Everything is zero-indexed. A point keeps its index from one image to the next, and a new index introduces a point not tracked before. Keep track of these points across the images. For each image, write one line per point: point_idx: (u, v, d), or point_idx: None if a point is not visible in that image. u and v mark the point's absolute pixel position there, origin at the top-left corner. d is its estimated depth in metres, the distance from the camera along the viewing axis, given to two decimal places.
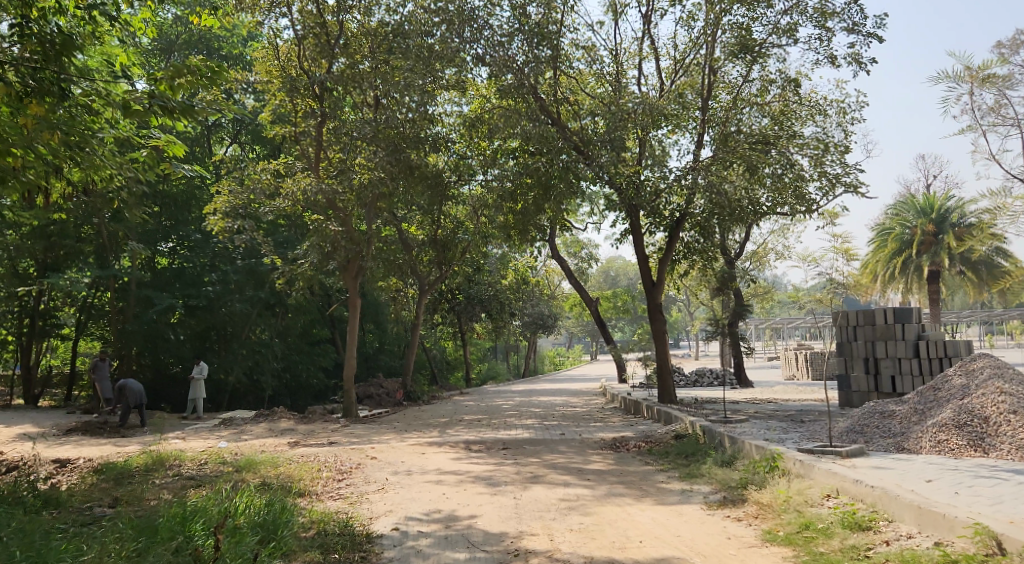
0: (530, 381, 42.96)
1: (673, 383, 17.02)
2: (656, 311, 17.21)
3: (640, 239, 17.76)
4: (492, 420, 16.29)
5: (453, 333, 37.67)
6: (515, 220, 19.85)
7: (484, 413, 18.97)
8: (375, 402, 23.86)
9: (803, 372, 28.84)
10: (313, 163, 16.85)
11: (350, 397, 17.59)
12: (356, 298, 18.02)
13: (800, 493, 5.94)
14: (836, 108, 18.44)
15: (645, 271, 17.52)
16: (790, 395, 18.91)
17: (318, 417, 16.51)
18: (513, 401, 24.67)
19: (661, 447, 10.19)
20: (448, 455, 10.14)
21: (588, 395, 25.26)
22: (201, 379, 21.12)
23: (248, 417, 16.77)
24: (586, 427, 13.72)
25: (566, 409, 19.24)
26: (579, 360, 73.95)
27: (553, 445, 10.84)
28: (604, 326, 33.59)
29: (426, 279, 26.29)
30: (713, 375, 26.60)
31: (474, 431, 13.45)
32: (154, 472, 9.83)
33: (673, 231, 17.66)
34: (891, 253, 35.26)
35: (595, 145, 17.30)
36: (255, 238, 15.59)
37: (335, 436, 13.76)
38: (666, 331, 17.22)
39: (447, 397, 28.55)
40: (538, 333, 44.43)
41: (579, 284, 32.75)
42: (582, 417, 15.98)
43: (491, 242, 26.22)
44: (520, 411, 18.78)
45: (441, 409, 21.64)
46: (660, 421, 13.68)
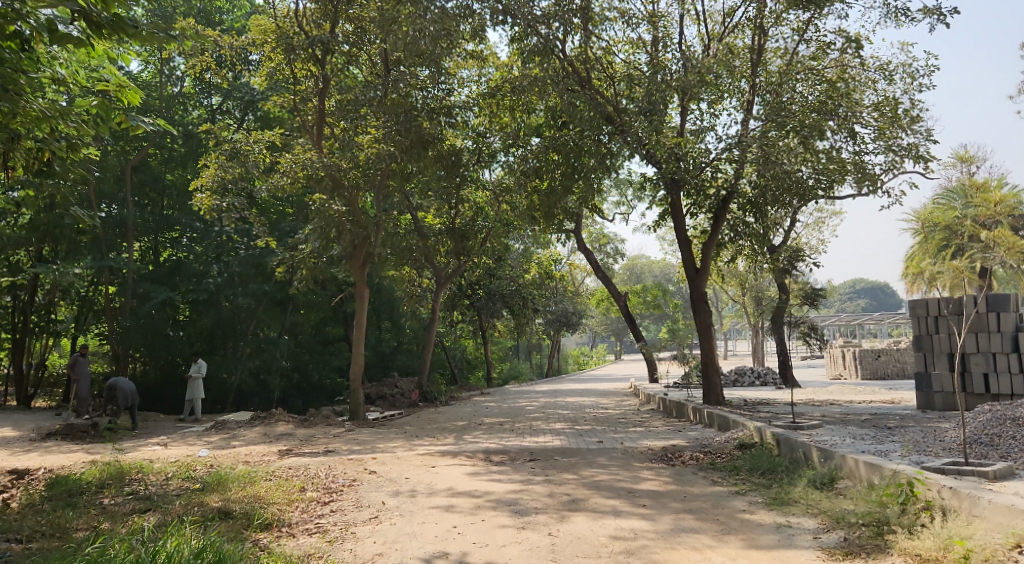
0: (554, 382, 41.02)
1: (720, 382, 15.08)
2: (700, 302, 15.27)
3: (681, 222, 15.79)
4: (515, 424, 14.42)
5: (474, 331, 35.83)
6: (539, 203, 17.97)
7: (507, 416, 17.12)
8: (388, 403, 22.14)
9: (850, 372, 26.60)
10: (315, 138, 15.08)
11: (358, 398, 15.81)
12: (364, 288, 16.25)
13: (981, 542, 3.98)
14: (902, 72, 16.23)
15: (687, 258, 15.56)
16: (851, 396, 16.80)
17: (322, 421, 14.76)
18: (538, 403, 22.73)
19: (726, 460, 8.26)
20: (464, 469, 8.29)
21: (618, 396, 23.30)
22: (199, 378, 19.43)
23: (243, 420, 15.04)
24: (625, 432, 11.82)
25: (598, 411, 17.37)
26: (604, 360, 71.77)
27: (592, 457, 8.95)
28: (633, 323, 31.51)
29: (443, 271, 24.52)
30: (753, 374, 24.54)
31: (495, 438, 11.60)
32: (107, 489, 8.12)
33: (719, 213, 15.62)
34: (938, 245, 33.00)
35: (630, 115, 15.34)
36: (248, 219, 13.85)
37: (335, 443, 11.98)
38: (712, 325, 15.25)
39: (466, 397, 26.69)
40: (562, 332, 42.55)
41: (607, 277, 30.84)
42: (617, 421, 14.08)
43: (513, 231, 24.35)
44: (546, 413, 16.91)
45: (460, 411, 19.77)
46: (712, 427, 11.74)
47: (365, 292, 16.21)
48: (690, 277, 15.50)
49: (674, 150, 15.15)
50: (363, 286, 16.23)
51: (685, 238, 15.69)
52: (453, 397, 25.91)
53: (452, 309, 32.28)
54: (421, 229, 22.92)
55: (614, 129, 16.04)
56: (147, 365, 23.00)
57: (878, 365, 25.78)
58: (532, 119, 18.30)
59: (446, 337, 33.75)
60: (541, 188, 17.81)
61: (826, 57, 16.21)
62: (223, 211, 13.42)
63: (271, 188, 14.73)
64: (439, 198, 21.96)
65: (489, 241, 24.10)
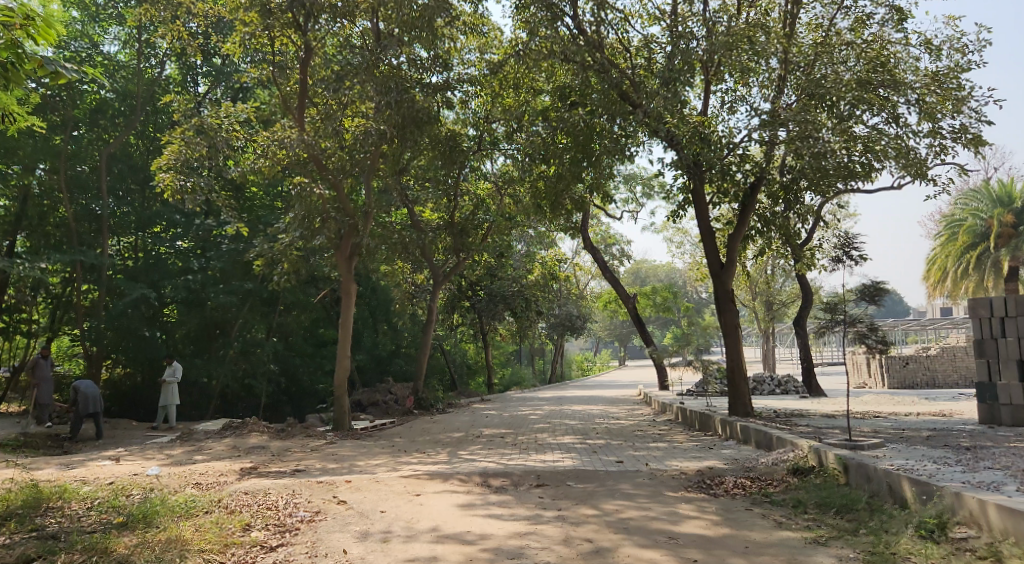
0: (558, 388, 39.35)
1: (749, 392, 13.43)
2: (727, 302, 13.64)
3: (704, 214, 14.20)
4: (519, 436, 12.79)
5: (475, 334, 34.24)
6: (546, 192, 16.37)
7: (509, 426, 15.48)
8: (381, 411, 20.53)
9: (876, 381, 24.90)
10: (297, 113, 13.39)
11: (343, 406, 14.18)
12: (351, 285, 14.62)
13: None
14: (950, 45, 14.54)
15: (711, 253, 13.95)
16: (892, 407, 15.12)
17: (301, 432, 13.12)
18: (543, 411, 21.10)
19: (782, 491, 6.62)
20: (457, 499, 6.66)
21: (629, 404, 21.67)
22: (173, 383, 17.85)
23: (214, 429, 13.40)
24: (647, 449, 10.16)
25: (610, 421, 15.72)
26: (608, 366, 70.09)
27: (615, 483, 7.32)
28: (642, 326, 29.90)
29: (441, 269, 22.98)
30: (774, 382, 22.88)
31: (496, 455, 9.96)
32: (10, 522, 6.48)
33: (747, 205, 13.96)
34: (963, 247, 31.25)
35: (649, 91, 13.76)
36: (217, 202, 12.21)
37: (310, 459, 10.34)
38: (739, 327, 13.64)
39: (465, 405, 25.02)
40: (566, 336, 40.93)
41: (616, 278, 29.32)
42: (635, 435, 12.43)
43: (517, 227, 22.76)
44: (553, 424, 15.26)
45: (457, 420, 18.13)
46: (747, 444, 10.12)
47: (353, 289, 14.60)
48: (715, 276, 13.88)
49: (697, 129, 13.52)
50: (352, 283, 14.59)
51: (709, 231, 14.07)
52: (451, 404, 24.31)
53: (452, 311, 30.73)
54: (418, 223, 21.34)
55: (631, 109, 14.48)
56: (123, 368, 21.36)
57: (906, 372, 24.12)
58: (538, 101, 16.74)
59: (446, 340, 32.16)
60: (549, 176, 16.24)
61: (864, 30, 14.66)
62: (187, 193, 11.84)
63: (246, 171, 13.15)
64: (437, 190, 20.42)
65: (491, 237, 22.55)
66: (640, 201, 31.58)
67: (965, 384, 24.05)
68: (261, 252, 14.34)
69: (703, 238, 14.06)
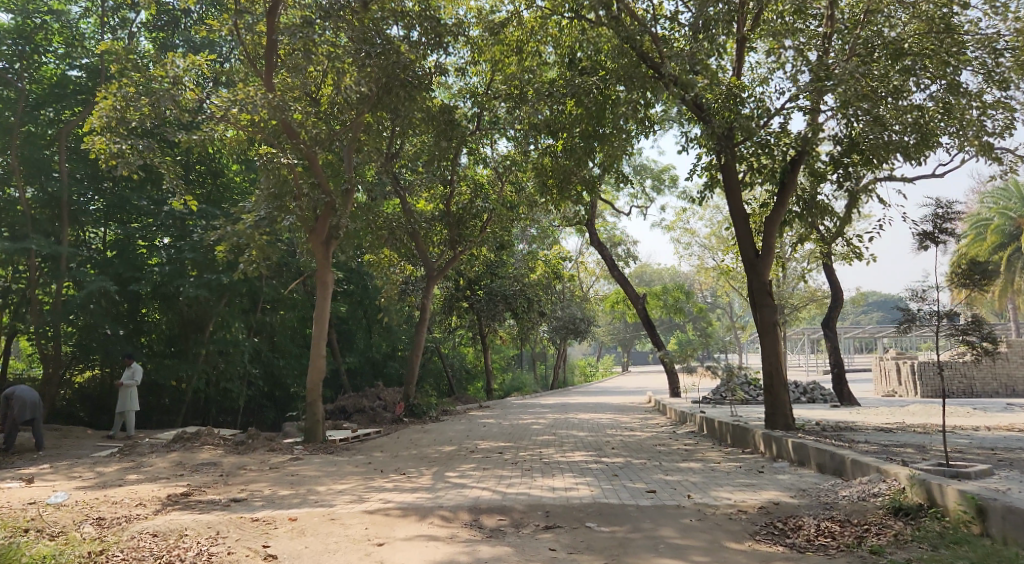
0: (560, 394, 37.37)
1: (790, 401, 11.47)
2: (764, 296, 11.68)
3: (738, 194, 12.25)
4: (520, 451, 10.83)
5: (474, 337, 32.30)
6: (551, 172, 14.42)
7: (509, 438, 13.50)
8: (367, 420, 18.54)
9: (908, 390, 22.91)
10: (263, 72, 11.42)
11: (316, 414, 12.22)
12: (327, 272, 12.60)
13: None
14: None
15: (744, 240, 12.00)
16: (949, 419, 13.19)
17: (264, 445, 11.13)
18: (546, 419, 19.15)
19: (896, 546, 4.65)
20: (434, 554, 4.70)
21: (641, 413, 19.70)
22: (132, 387, 15.92)
23: (163, 441, 11.44)
24: (681, 472, 8.18)
25: (625, 434, 13.75)
26: (610, 371, 68.05)
27: (651, 527, 5.35)
28: (652, 328, 27.96)
29: (435, 264, 21.10)
30: (798, 390, 20.97)
31: (491, 478, 7.99)
32: None
33: (788, 184, 11.90)
34: (992, 248, 29.22)
35: (673, 52, 11.89)
36: (165, 172, 10.26)
37: (262, 481, 8.38)
38: (777, 325, 11.71)
39: (461, 412, 23.01)
40: (569, 340, 38.99)
41: (624, 277, 27.45)
42: (659, 452, 10.43)
43: (520, 217, 20.82)
44: (560, 436, 13.28)
45: (451, 430, 16.16)
46: (803, 466, 8.13)
47: (330, 277, 12.62)
48: (749, 266, 11.94)
49: (731, 91, 11.54)
50: (329, 270, 12.60)
51: (742, 214, 12.13)
52: (446, 412, 22.29)
53: (449, 311, 28.73)
54: (411, 212, 19.45)
55: (654, 74, 12.51)
56: (86, 370, 19.41)
57: (941, 380, 22.04)
58: (545, 68, 14.79)
59: (443, 343, 30.24)
60: (556, 152, 14.31)
61: None
62: (122, 158, 9.83)
63: (204, 139, 11.17)
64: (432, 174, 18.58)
65: (491, 229, 20.62)
66: (648, 195, 29.78)
67: (1005, 393, 22.08)
68: (222, 235, 12.33)
69: (734, 221, 12.15)
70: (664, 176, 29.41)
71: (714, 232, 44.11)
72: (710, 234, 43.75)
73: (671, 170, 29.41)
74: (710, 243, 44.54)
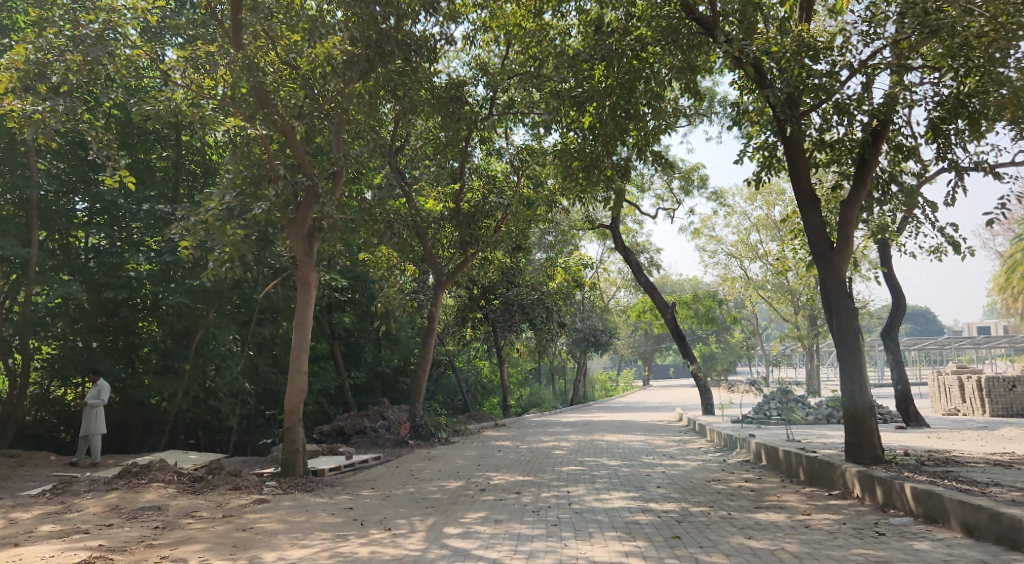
0: (580, 411, 35.08)
1: (877, 427, 9.22)
2: (843, 296, 9.47)
3: (806, 173, 10.07)
4: (544, 491, 8.65)
5: (489, 350, 30.22)
6: (575, 158, 12.34)
7: (529, 469, 11.31)
8: (367, 443, 16.45)
9: (974, 409, 20.41)
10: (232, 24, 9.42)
11: (294, 443, 10.12)
12: (309, 270, 10.52)
13: None
14: None
15: (814, 228, 9.84)
16: None
17: (227, 482, 9.03)
18: (570, 442, 16.94)
19: None
20: None
21: (677, 435, 17.44)
22: (99, 406, 14.13)
23: (107, 477, 9.37)
24: (764, 530, 5.99)
25: (668, 463, 11.53)
26: (631, 386, 65.40)
27: None
28: (682, 339, 25.75)
29: (445, 268, 19.07)
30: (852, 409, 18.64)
31: (507, 541, 5.81)
32: None
33: (868, 160, 9.72)
34: None
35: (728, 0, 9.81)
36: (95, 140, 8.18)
37: (200, 540, 6.26)
38: (858, 332, 9.49)
39: (474, 433, 20.84)
40: (589, 353, 36.71)
41: (650, 283, 25.34)
42: (720, 494, 8.20)
43: (538, 216, 18.77)
44: (590, 468, 11.08)
45: (461, 457, 14.02)
46: (936, 523, 5.90)
47: (313, 276, 10.57)
48: (819, 260, 9.77)
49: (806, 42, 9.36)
50: (313, 268, 10.56)
51: (811, 198, 9.99)
52: (457, 432, 20.13)
53: (462, 322, 26.68)
54: (417, 210, 17.47)
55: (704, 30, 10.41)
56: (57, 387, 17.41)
57: (1013, 398, 19.47)
58: (568, 37, 12.76)
59: (456, 356, 28.17)
60: (581, 133, 12.23)
61: None
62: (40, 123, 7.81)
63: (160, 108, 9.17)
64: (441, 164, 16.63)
65: (506, 228, 18.57)
66: (675, 196, 27.69)
67: None
68: (186, 226, 10.31)
69: (800, 207, 10.05)
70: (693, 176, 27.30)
71: (741, 239, 41.70)
72: (737, 241, 41.43)
73: (700, 169, 27.28)
74: (737, 251, 42.10)
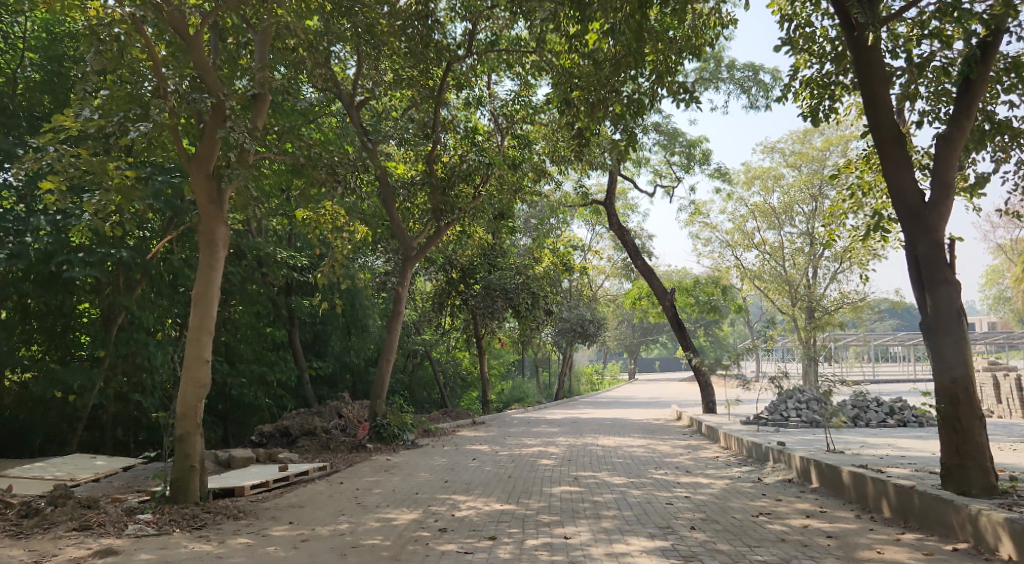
0: (565, 406, 32.50)
1: (987, 442, 6.68)
2: (938, 265, 6.94)
3: (888, 101, 7.40)
4: (532, 535, 6.03)
5: (468, 340, 27.56)
6: (574, 94, 9.64)
7: (510, 491, 8.67)
8: (315, 447, 13.75)
9: (1012, 411, 18.09)
10: None
11: (186, 456, 7.42)
12: (216, 224, 7.76)
13: None
14: None
15: (898, 174, 7.28)
16: None
17: (75, 517, 6.33)
18: (559, 447, 14.35)
19: None
20: None
21: (684, 440, 14.91)
22: None
23: None
24: None
25: (689, 485, 8.97)
26: (617, 380, 63.01)
27: None
28: (682, 330, 23.22)
29: (416, 242, 16.36)
30: (883, 410, 16.21)
31: None
32: None
33: (975, 80, 7.10)
34: None
35: None
36: None
37: None
38: (960, 315, 6.91)
39: (449, 433, 18.18)
40: (575, 345, 34.11)
41: (647, 267, 22.89)
42: (788, 544, 5.60)
43: (525, 185, 16.13)
44: (589, 491, 8.47)
45: (427, 468, 11.35)
46: None
47: (222, 232, 7.82)
48: (905, 219, 7.18)
49: None
50: (222, 221, 7.81)
51: (895, 135, 7.34)
52: (428, 432, 17.47)
53: (439, 309, 23.99)
54: (380, 171, 14.76)
55: None
56: None
57: None
58: None
59: (432, 346, 25.50)
60: (582, 61, 9.57)
61: None
62: None
63: None
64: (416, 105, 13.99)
65: (487, 194, 15.92)
66: (673, 173, 25.21)
67: None
68: (43, 160, 7.49)
69: (878, 148, 7.41)
70: (694, 151, 24.63)
71: (737, 225, 39.23)
72: (734, 228, 39.06)
73: (703, 144, 24.63)
74: (732, 239, 39.63)
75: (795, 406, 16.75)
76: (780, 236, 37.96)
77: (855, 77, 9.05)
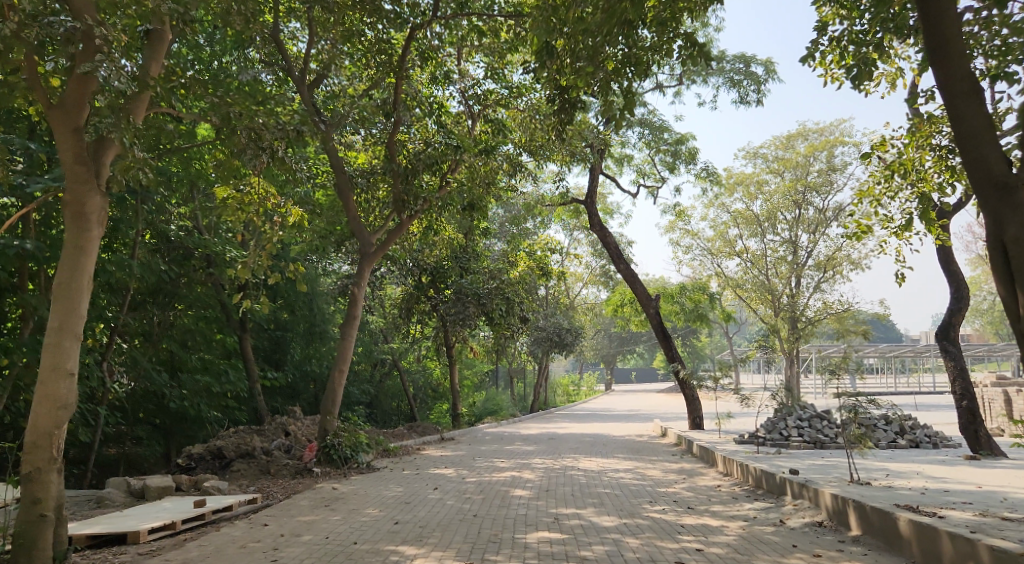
0: (541, 420, 30.67)
1: None
2: None
3: (963, 42, 5.69)
4: None
5: (438, 350, 25.67)
6: (561, 47, 7.93)
7: (473, 540, 6.86)
8: (252, 473, 11.79)
9: None
10: None
11: (36, 500, 5.52)
12: (89, 192, 5.89)
13: None
14: None
15: (979, 138, 5.54)
16: None
17: None
18: (535, 471, 12.54)
19: None
20: None
21: (675, 464, 13.19)
22: None
23: None
24: None
25: (698, 532, 7.22)
26: (594, 392, 61.36)
27: None
28: (667, 339, 21.54)
29: (375, 239, 14.41)
30: (892, 429, 14.68)
31: None
32: None
33: None
34: None
35: None
36: None
37: None
38: None
39: (412, 453, 16.29)
40: (551, 355, 32.34)
41: (630, 271, 21.23)
42: None
43: (497, 175, 14.36)
44: (575, 541, 6.70)
45: (378, 501, 9.50)
46: None
47: (96, 202, 5.95)
48: (982, 191, 5.44)
49: None
50: (96, 188, 5.94)
51: (973, 87, 5.62)
52: (388, 452, 15.55)
53: (405, 316, 22.11)
54: (334, 154, 12.89)
55: None
56: None
57: None
58: None
59: (398, 356, 23.56)
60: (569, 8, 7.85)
61: None
62: None
63: None
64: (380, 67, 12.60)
65: (456, 183, 14.13)
66: (657, 172, 23.67)
67: None
68: None
69: (949, 103, 5.70)
70: (680, 150, 23.06)
71: (720, 232, 37.83)
72: (717, 234, 37.71)
73: (689, 142, 23.08)
74: (714, 247, 38.23)
75: (796, 424, 15.13)
76: (762, 244, 36.62)
77: (893, 32, 7.50)
